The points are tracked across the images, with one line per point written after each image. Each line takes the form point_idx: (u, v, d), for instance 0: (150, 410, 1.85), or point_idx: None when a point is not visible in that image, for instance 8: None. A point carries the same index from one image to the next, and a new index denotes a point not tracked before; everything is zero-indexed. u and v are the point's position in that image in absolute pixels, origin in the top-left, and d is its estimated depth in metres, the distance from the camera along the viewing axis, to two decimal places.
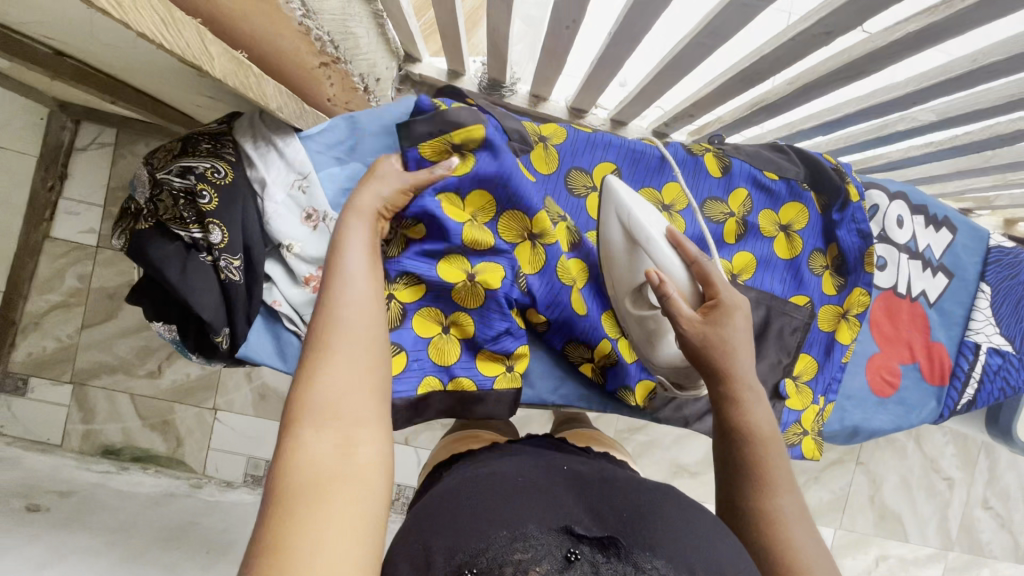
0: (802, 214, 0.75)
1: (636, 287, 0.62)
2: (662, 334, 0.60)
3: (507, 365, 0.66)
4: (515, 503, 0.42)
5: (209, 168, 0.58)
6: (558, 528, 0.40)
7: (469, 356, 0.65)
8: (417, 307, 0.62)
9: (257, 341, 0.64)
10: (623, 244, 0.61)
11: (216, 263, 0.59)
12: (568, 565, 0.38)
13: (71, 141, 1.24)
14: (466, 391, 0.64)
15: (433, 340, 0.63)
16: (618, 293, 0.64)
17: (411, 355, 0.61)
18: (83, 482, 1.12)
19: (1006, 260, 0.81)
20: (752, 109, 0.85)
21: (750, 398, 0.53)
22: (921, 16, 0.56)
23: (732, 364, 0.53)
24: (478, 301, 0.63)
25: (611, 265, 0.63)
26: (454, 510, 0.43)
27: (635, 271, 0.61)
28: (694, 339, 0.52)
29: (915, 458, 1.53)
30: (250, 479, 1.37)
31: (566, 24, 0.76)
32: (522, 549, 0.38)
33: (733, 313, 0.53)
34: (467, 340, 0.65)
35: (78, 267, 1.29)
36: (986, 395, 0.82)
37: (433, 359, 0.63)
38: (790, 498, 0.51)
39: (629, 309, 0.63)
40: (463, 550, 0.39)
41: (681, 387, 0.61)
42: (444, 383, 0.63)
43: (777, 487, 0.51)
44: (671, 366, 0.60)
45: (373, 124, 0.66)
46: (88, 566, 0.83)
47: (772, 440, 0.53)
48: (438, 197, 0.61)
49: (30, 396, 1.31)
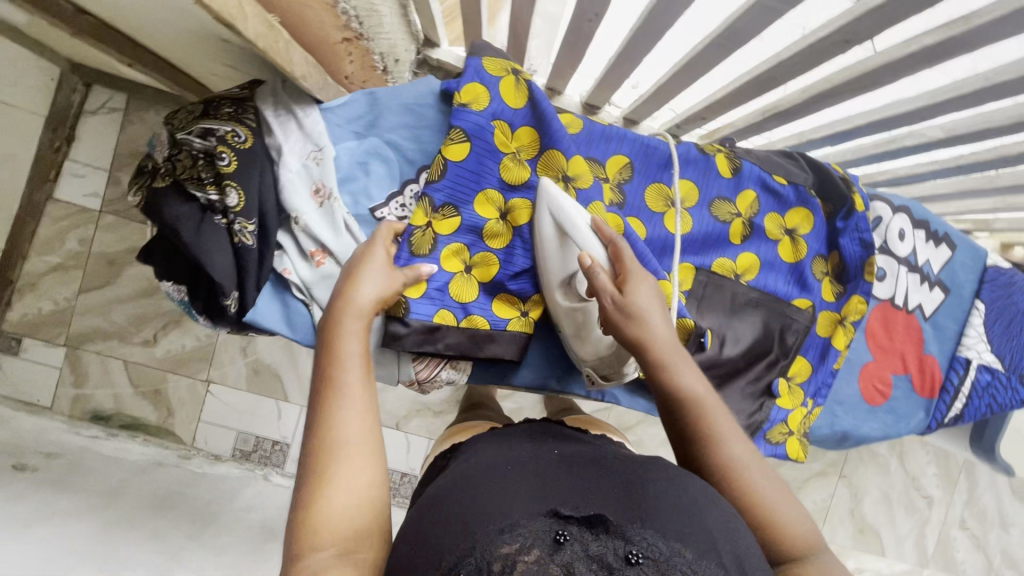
0: (807, 219, 0.76)
1: (567, 278, 0.63)
2: (590, 328, 0.64)
3: (523, 310, 0.69)
4: (499, 500, 0.43)
5: (229, 131, 0.59)
6: (546, 514, 0.41)
7: (486, 297, 0.67)
8: (449, 241, 0.65)
9: (265, 307, 0.64)
10: (553, 238, 0.62)
11: (231, 226, 0.59)
12: (558, 547, 0.38)
13: (80, 104, 1.24)
14: (479, 329, 0.66)
15: (456, 276, 0.65)
16: (547, 284, 0.64)
17: (432, 283, 0.63)
18: (71, 445, 1.12)
19: (1001, 280, 0.83)
20: (764, 115, 0.86)
21: (676, 362, 0.56)
22: (939, 29, 0.57)
23: (650, 332, 0.56)
24: (504, 240, 0.68)
25: (542, 256, 0.63)
26: (439, 519, 0.44)
27: (565, 262, 0.62)
28: (613, 312, 0.57)
29: (898, 474, 1.55)
30: (239, 454, 1.38)
31: (589, 17, 0.77)
32: (509, 541, 0.38)
33: (640, 282, 0.58)
34: (486, 282, 0.67)
35: (79, 230, 1.29)
36: (974, 411, 0.83)
37: (452, 293, 0.65)
38: (736, 444, 0.53)
39: (558, 300, 0.64)
40: (452, 553, 0.39)
41: (606, 379, 0.67)
42: (458, 319, 0.65)
43: (722, 438, 0.53)
44: (598, 356, 0.66)
45: (392, 102, 0.68)
46: (72, 531, 0.83)
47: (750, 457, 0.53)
48: (491, 122, 0.66)
49: (23, 356, 1.31)
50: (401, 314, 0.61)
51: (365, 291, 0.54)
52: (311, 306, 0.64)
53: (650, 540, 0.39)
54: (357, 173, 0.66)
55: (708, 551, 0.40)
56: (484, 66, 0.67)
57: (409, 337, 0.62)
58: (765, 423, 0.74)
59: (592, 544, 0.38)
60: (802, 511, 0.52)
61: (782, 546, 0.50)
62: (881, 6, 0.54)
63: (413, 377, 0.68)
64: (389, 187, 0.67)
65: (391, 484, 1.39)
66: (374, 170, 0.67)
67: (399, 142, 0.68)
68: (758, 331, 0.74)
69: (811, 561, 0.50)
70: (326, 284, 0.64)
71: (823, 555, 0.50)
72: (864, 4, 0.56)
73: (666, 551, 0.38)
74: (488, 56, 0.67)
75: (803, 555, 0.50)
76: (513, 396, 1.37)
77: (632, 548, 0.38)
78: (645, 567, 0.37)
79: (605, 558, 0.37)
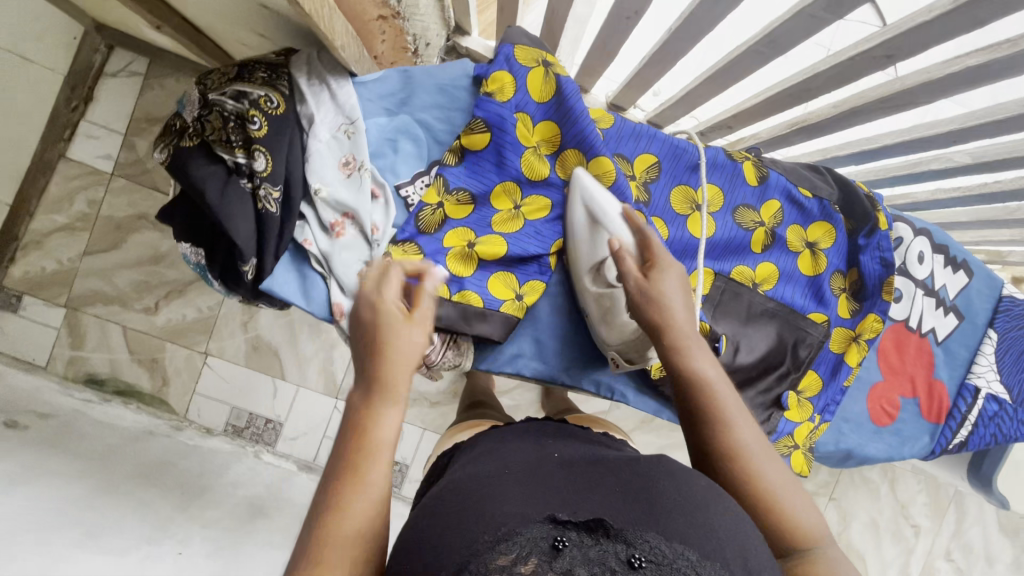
0: (829, 234, 0.76)
1: (597, 264, 0.64)
2: (616, 313, 0.65)
3: (518, 294, 0.68)
4: (496, 504, 0.42)
5: (263, 96, 0.58)
6: (542, 519, 0.40)
7: (484, 274, 0.66)
8: (456, 224, 0.66)
9: (282, 277, 0.63)
10: (585, 224, 0.64)
11: (256, 192, 0.58)
12: (556, 554, 0.37)
13: (101, 65, 1.23)
14: (472, 305, 0.65)
15: (455, 251, 0.65)
16: (579, 269, 0.67)
17: (429, 254, 0.64)
18: (63, 407, 1.11)
19: (1016, 311, 0.82)
20: (791, 127, 0.86)
21: (692, 346, 0.54)
22: (984, 51, 0.56)
23: (671, 317, 0.55)
24: (514, 226, 0.67)
25: (575, 244, 0.66)
26: (437, 522, 0.43)
27: (595, 249, 0.64)
28: (636, 296, 0.57)
29: (887, 501, 1.55)
30: (231, 430, 1.36)
31: (626, 14, 0.77)
32: (505, 551, 0.37)
33: (668, 270, 0.58)
34: (489, 258, 0.66)
35: (89, 191, 1.28)
36: (978, 439, 0.83)
37: (448, 265, 0.64)
38: (750, 433, 0.51)
39: (587, 285, 0.66)
40: (445, 568, 0.38)
41: (631, 362, 0.68)
42: (451, 293, 0.64)
43: (736, 426, 0.52)
44: (623, 341, 0.66)
45: (426, 82, 0.67)
46: (58, 492, 0.82)
47: (765, 452, 0.51)
48: (514, 114, 0.65)
49: (22, 314, 1.29)
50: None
51: (402, 369, 0.47)
52: (330, 281, 0.63)
53: (652, 543, 0.38)
54: (385, 150, 0.66)
55: (712, 552, 0.39)
56: (514, 56, 0.66)
57: None
58: (771, 434, 0.73)
59: (591, 550, 0.37)
60: (812, 506, 0.51)
61: (788, 537, 0.49)
62: (929, 21, 0.53)
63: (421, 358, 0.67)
64: (416, 166, 0.67)
65: None
66: (403, 149, 0.66)
67: (429, 123, 0.67)
68: (770, 342, 0.74)
69: (817, 555, 0.49)
70: (346, 256, 0.63)
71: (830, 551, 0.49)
72: (912, 19, 0.55)
73: (669, 555, 0.37)
74: (519, 45, 0.66)
75: (808, 548, 0.49)
76: (511, 394, 1.37)
77: (635, 552, 0.37)
78: (648, 572, 0.36)
79: (607, 561, 0.36)
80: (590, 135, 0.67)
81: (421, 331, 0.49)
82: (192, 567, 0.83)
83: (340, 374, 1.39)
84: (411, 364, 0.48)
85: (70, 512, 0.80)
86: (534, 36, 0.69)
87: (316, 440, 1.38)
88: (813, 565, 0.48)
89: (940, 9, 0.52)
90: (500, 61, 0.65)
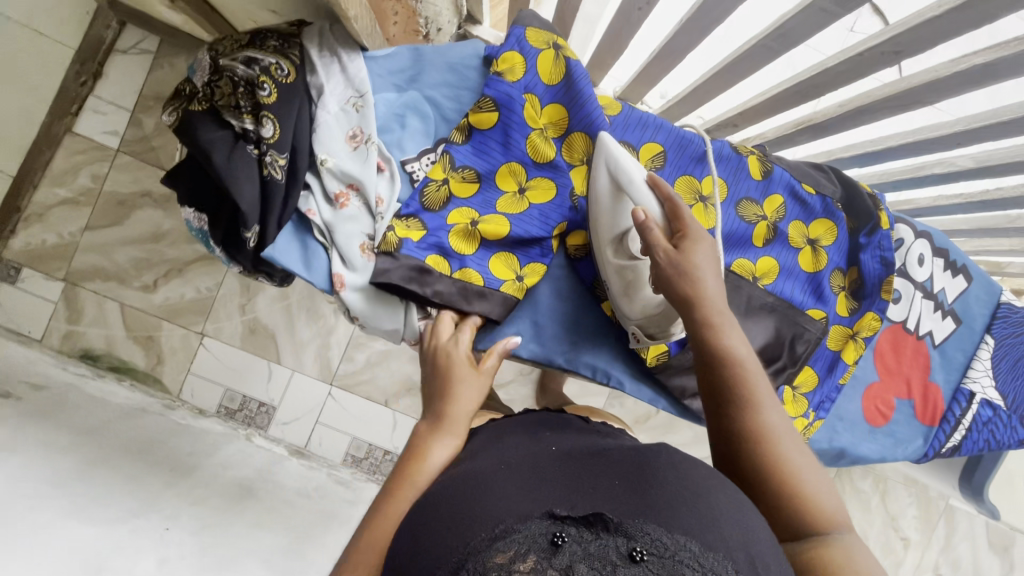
0: (831, 231, 0.76)
1: (619, 235, 0.63)
2: (639, 286, 0.65)
3: (518, 275, 0.68)
4: (493, 500, 0.42)
5: (273, 64, 0.59)
6: (541, 515, 0.39)
7: (485, 254, 0.66)
8: (460, 202, 0.66)
9: (284, 247, 0.63)
10: (609, 190, 0.62)
11: (262, 158, 0.59)
12: (555, 549, 0.36)
13: (112, 42, 1.23)
14: (472, 283, 0.65)
15: (458, 227, 0.65)
16: (600, 239, 0.66)
17: (431, 231, 0.64)
18: (56, 379, 1.10)
19: (1013, 318, 0.83)
20: (797, 127, 0.86)
21: (724, 324, 0.55)
22: (991, 50, 0.57)
23: (703, 291, 0.56)
24: (517, 207, 0.67)
25: (596, 209, 0.65)
26: (438, 518, 0.43)
27: (617, 218, 0.63)
28: (667, 268, 0.56)
29: (877, 512, 1.55)
30: (223, 412, 1.36)
31: (638, 5, 0.76)
32: (502, 550, 0.37)
33: (699, 242, 0.57)
34: (491, 238, 0.66)
35: (94, 166, 1.28)
36: (971, 444, 0.83)
37: (450, 241, 0.64)
38: (773, 413, 0.53)
39: (609, 257, 0.65)
40: (446, 565, 0.39)
41: (652, 338, 0.68)
42: (451, 269, 0.64)
43: (760, 405, 0.53)
44: (645, 315, 0.67)
45: (437, 60, 0.68)
46: (47, 462, 0.81)
47: (787, 434, 0.53)
48: (523, 95, 0.66)
49: (20, 286, 1.29)
50: (393, 249, 0.61)
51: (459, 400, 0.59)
52: (331, 252, 0.63)
53: (653, 535, 0.38)
54: (393, 125, 0.66)
55: (714, 542, 0.39)
56: (526, 37, 0.66)
57: (396, 272, 0.62)
58: None
59: (591, 544, 0.37)
60: (830, 488, 0.52)
61: (809, 517, 0.50)
62: (938, 17, 0.54)
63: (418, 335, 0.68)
64: (422, 143, 0.67)
65: (373, 460, 1.40)
66: (411, 125, 0.66)
67: (438, 100, 0.68)
68: (768, 337, 0.74)
69: (835, 538, 0.50)
70: (348, 228, 0.63)
71: (847, 533, 0.50)
72: (921, 14, 0.56)
73: (670, 547, 0.37)
74: (531, 27, 0.67)
75: (828, 531, 0.50)
76: (506, 387, 1.37)
77: (635, 545, 0.37)
78: (650, 564, 0.36)
79: (608, 555, 0.36)
80: (597, 119, 0.67)
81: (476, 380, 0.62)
82: (178, 542, 0.83)
83: (336, 360, 1.39)
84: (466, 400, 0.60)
85: (58, 482, 0.79)
86: (546, 20, 0.69)
87: (309, 425, 1.38)
88: (832, 548, 0.48)
89: (949, 4, 0.53)
90: (512, 42, 0.66)
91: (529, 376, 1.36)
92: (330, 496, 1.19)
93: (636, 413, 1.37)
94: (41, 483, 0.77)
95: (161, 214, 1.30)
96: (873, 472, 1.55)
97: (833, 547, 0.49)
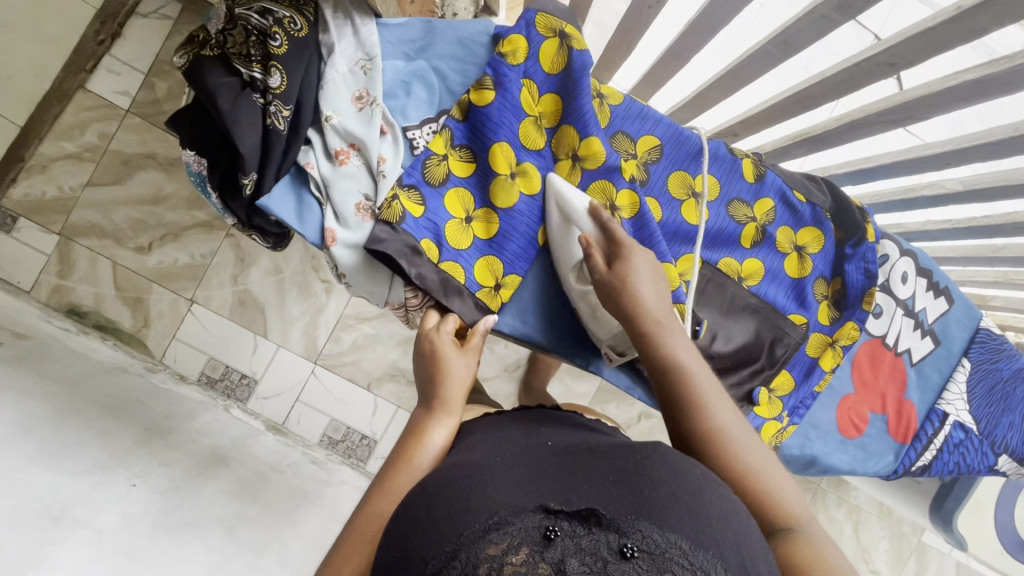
0: (818, 239, 0.78)
1: (575, 265, 0.66)
2: (605, 309, 0.67)
3: (497, 284, 0.69)
4: (490, 489, 0.42)
5: (287, 17, 0.60)
6: (534, 509, 0.40)
7: (476, 253, 0.68)
8: (458, 183, 0.67)
9: (280, 198, 0.64)
10: (561, 224, 0.66)
11: (267, 107, 0.59)
12: (548, 543, 0.37)
13: (134, 4, 1.24)
14: (454, 278, 0.66)
15: (455, 220, 0.67)
16: (563, 269, 0.69)
17: (430, 211, 0.65)
18: (38, 331, 1.10)
19: (991, 344, 0.84)
20: (795, 139, 0.88)
21: (665, 331, 0.57)
22: (981, 67, 0.59)
23: (641, 302, 0.58)
24: (508, 202, 0.68)
25: (554, 245, 0.68)
26: (432, 508, 0.42)
27: (569, 249, 0.66)
28: (607, 287, 0.59)
29: (850, 542, 1.54)
30: (205, 380, 1.35)
31: (650, 4, 0.78)
32: (495, 541, 0.37)
33: (635, 256, 0.60)
34: (482, 239, 0.68)
35: (102, 124, 1.28)
36: (941, 465, 0.84)
37: (446, 232, 0.66)
38: (722, 412, 0.53)
39: (572, 283, 0.67)
40: (437, 557, 0.38)
41: (622, 355, 0.71)
42: (441, 258, 0.65)
43: (709, 407, 0.53)
44: (613, 335, 0.69)
45: (447, 33, 0.69)
46: (17, 406, 0.80)
47: (741, 433, 0.53)
48: (522, 79, 0.68)
49: (15, 236, 1.28)
50: (394, 220, 0.62)
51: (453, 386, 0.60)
52: (325, 207, 0.64)
53: (645, 533, 0.38)
54: (398, 91, 0.67)
55: (706, 541, 0.39)
56: (535, 21, 0.68)
57: (392, 245, 0.62)
58: None
59: (584, 540, 0.37)
60: (792, 485, 0.52)
61: (766, 514, 0.50)
62: (931, 29, 0.56)
63: (402, 300, 0.69)
64: (425, 112, 0.68)
65: (349, 443, 1.38)
66: (415, 94, 0.67)
67: (445, 72, 0.69)
68: (748, 337, 0.74)
69: (796, 536, 0.49)
70: (344, 185, 0.64)
71: (812, 528, 0.50)
72: (917, 26, 0.58)
73: (662, 545, 0.37)
74: (541, 11, 0.68)
75: (789, 528, 0.50)
76: (490, 382, 1.37)
77: (627, 542, 0.37)
78: (640, 562, 0.36)
79: (599, 551, 0.36)
80: (590, 113, 0.68)
81: (468, 368, 0.62)
82: (143, 500, 0.82)
83: (323, 340, 1.39)
84: (459, 382, 0.60)
85: (26, 428, 0.78)
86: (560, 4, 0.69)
87: (289, 402, 1.37)
88: (795, 545, 0.49)
89: (942, 18, 0.55)
90: (523, 23, 0.68)
91: (513, 372, 1.36)
92: (302, 474, 1.18)
93: (616, 419, 1.37)
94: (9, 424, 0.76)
95: (163, 177, 1.31)
96: (848, 502, 1.54)
97: (793, 543, 0.49)
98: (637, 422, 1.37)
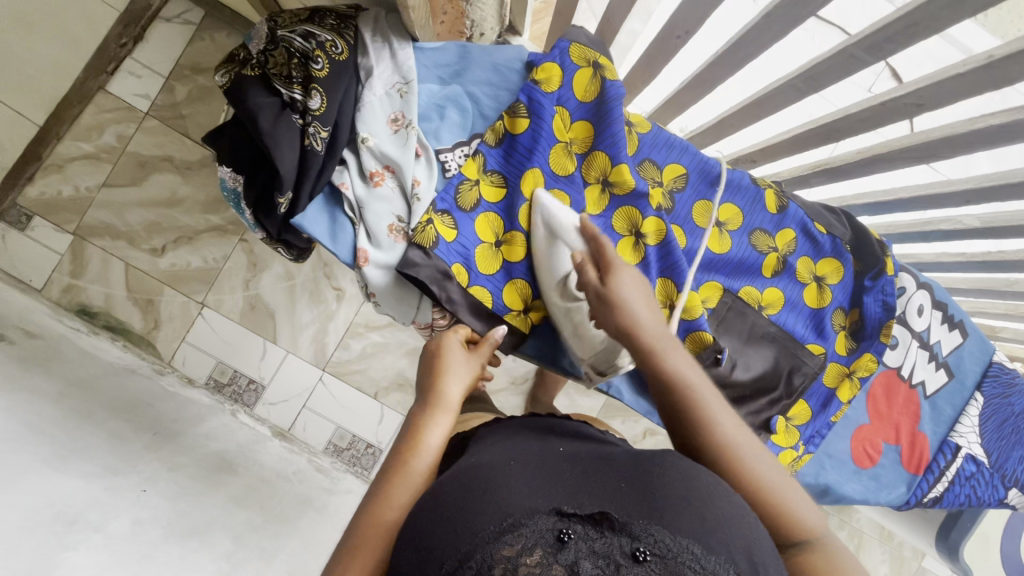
0: (837, 271, 0.79)
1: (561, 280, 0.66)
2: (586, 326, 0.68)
3: (526, 307, 0.70)
4: (506, 491, 0.42)
5: (329, 41, 0.61)
6: (548, 510, 0.40)
7: (504, 277, 0.69)
8: (489, 208, 0.68)
9: (313, 216, 0.65)
10: (543, 239, 0.66)
11: (305, 128, 0.60)
12: (561, 545, 0.37)
13: (157, 9, 1.25)
14: (483, 302, 0.67)
15: (485, 244, 0.67)
16: (545, 288, 0.68)
17: (462, 234, 0.66)
18: (50, 330, 1.10)
19: (1003, 378, 0.85)
20: (813, 170, 0.89)
21: (665, 348, 0.57)
22: (1007, 112, 0.60)
23: (638, 318, 0.58)
24: None
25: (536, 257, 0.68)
26: (443, 509, 0.43)
27: (555, 264, 0.66)
28: (600, 304, 0.59)
29: None
30: (212, 384, 1.35)
31: (678, 33, 0.79)
32: (510, 543, 0.37)
33: (625, 271, 0.60)
34: (509, 263, 0.69)
35: (120, 126, 1.28)
36: (953, 497, 0.85)
37: (475, 256, 0.67)
38: (730, 428, 0.53)
39: (557, 301, 0.68)
40: (452, 557, 0.39)
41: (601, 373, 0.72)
42: (468, 282, 0.66)
43: (716, 421, 0.53)
44: (594, 353, 0.70)
45: (482, 58, 0.70)
46: (31, 409, 0.80)
47: (751, 447, 0.53)
48: (555, 106, 0.69)
49: (29, 234, 1.29)
50: (427, 244, 0.63)
51: (454, 384, 0.60)
52: (358, 227, 0.65)
53: (657, 537, 0.38)
54: (432, 114, 0.68)
55: (716, 546, 0.40)
56: (568, 50, 0.69)
57: (423, 271, 0.64)
58: None
59: (596, 543, 0.37)
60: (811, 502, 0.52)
61: (788, 528, 0.50)
62: (961, 74, 0.57)
63: (429, 321, 0.70)
64: (458, 135, 0.69)
65: (354, 452, 1.38)
66: (449, 117, 0.68)
67: (478, 97, 0.70)
68: (767, 366, 0.76)
69: (815, 547, 0.50)
70: (378, 207, 0.65)
71: (829, 541, 0.51)
72: (948, 70, 0.59)
73: (674, 549, 0.38)
74: (575, 42, 0.70)
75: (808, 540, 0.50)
76: (497, 395, 1.37)
77: (639, 545, 0.37)
78: (651, 565, 0.36)
79: (612, 555, 0.37)
80: (619, 142, 0.69)
81: (471, 368, 0.62)
82: (154, 507, 0.82)
83: (331, 347, 1.39)
84: (461, 380, 0.60)
85: (37, 433, 0.78)
86: (590, 36, 0.72)
87: (296, 408, 1.37)
88: (812, 557, 0.50)
89: (973, 64, 0.56)
90: (556, 51, 0.69)
91: (521, 385, 1.36)
92: (308, 482, 1.18)
93: (622, 435, 1.37)
94: (22, 427, 0.76)
95: (180, 180, 1.31)
96: (849, 524, 1.54)
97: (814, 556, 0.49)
98: (642, 439, 1.38)
